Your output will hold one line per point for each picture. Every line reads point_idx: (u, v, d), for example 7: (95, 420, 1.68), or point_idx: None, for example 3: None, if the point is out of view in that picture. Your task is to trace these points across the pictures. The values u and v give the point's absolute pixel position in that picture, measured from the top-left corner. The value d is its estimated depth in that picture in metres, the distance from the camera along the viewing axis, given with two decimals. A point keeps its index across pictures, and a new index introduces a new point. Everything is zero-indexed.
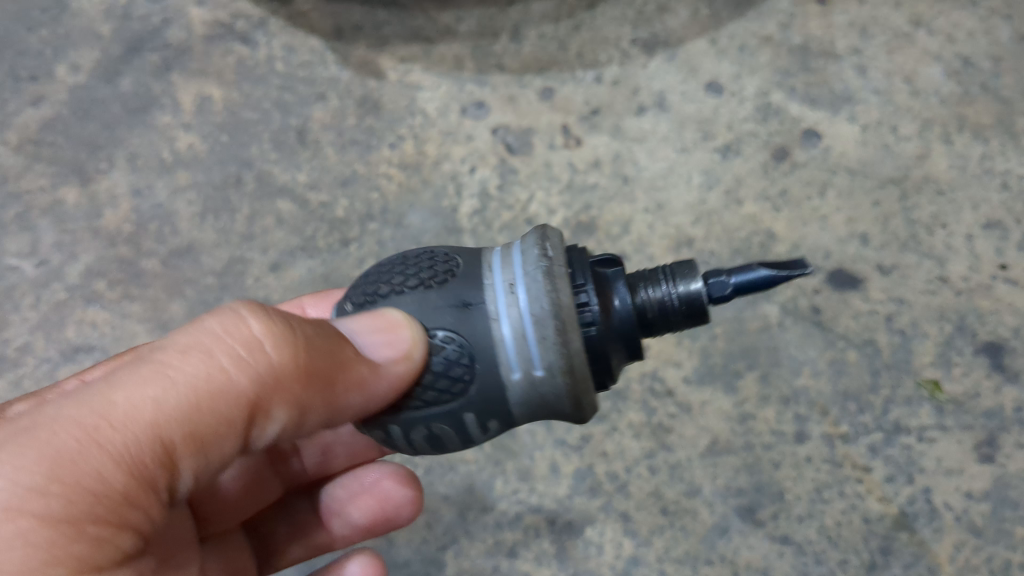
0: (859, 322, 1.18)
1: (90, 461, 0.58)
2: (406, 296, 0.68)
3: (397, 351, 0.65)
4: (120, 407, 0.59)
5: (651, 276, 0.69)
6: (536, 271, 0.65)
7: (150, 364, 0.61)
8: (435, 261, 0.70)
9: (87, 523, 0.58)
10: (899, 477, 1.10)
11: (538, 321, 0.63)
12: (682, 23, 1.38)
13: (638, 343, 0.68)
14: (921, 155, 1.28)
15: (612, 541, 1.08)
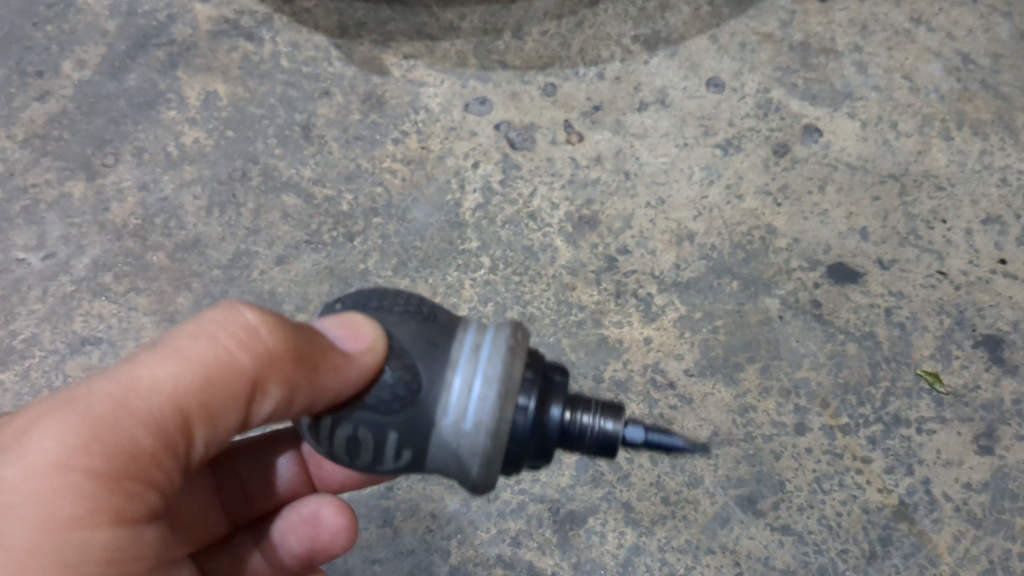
0: (859, 315, 1.19)
1: (123, 425, 0.63)
2: (385, 315, 0.72)
3: (363, 342, 0.68)
4: (142, 377, 0.64)
5: (588, 402, 0.71)
6: (502, 345, 0.68)
7: (165, 344, 0.66)
8: (418, 300, 0.74)
9: (123, 478, 0.63)
10: (899, 468, 1.11)
11: (489, 382, 0.66)
12: (683, 19, 1.40)
13: (553, 452, 0.71)
14: (921, 151, 1.30)
15: (615, 530, 1.09)
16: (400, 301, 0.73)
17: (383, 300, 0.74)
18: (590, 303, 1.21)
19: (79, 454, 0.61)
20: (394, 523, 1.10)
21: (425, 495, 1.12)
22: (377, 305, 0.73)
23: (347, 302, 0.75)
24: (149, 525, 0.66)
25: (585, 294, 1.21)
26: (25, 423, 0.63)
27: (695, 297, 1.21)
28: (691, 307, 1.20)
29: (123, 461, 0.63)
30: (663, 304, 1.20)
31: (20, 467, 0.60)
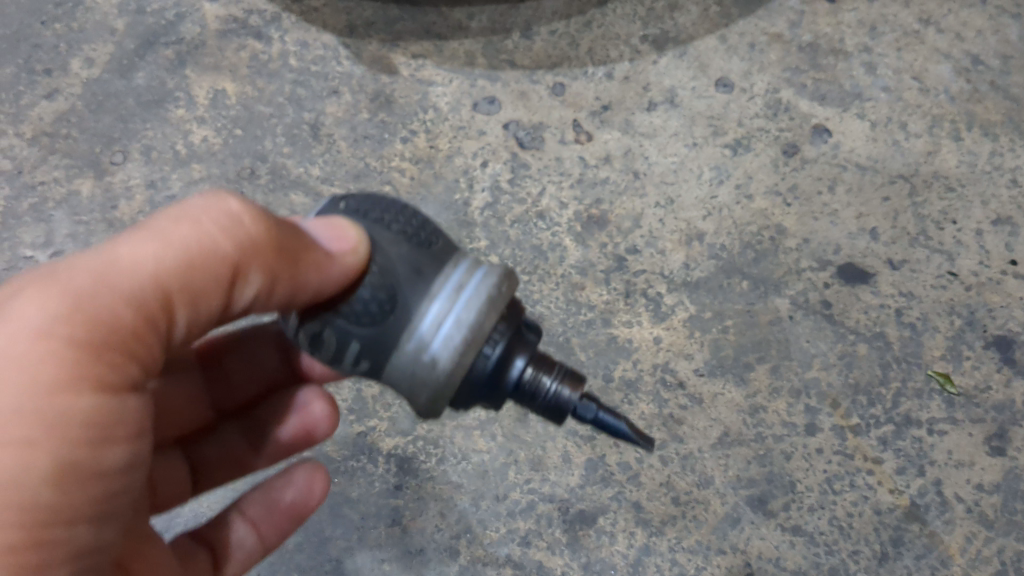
0: (869, 316, 1.19)
1: (105, 298, 0.62)
2: (380, 232, 0.71)
3: (345, 245, 0.68)
4: (124, 255, 0.64)
5: (551, 365, 0.72)
6: (483, 293, 0.68)
7: (147, 227, 0.66)
8: (422, 221, 0.73)
9: (106, 348, 0.62)
10: (910, 469, 1.10)
11: (460, 325, 0.66)
12: (692, 20, 1.39)
13: (502, 397, 0.72)
14: (931, 152, 1.29)
15: (625, 530, 1.08)
16: (401, 218, 0.72)
17: (381, 213, 0.72)
18: (599, 302, 1.20)
19: (61, 317, 0.60)
20: (403, 521, 1.10)
21: (434, 493, 1.11)
22: (379, 217, 0.72)
23: (350, 202, 0.74)
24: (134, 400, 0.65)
25: (594, 293, 1.21)
26: (8, 294, 0.63)
27: (705, 297, 1.20)
28: (700, 307, 1.20)
29: (106, 330, 0.62)
30: (673, 304, 1.20)
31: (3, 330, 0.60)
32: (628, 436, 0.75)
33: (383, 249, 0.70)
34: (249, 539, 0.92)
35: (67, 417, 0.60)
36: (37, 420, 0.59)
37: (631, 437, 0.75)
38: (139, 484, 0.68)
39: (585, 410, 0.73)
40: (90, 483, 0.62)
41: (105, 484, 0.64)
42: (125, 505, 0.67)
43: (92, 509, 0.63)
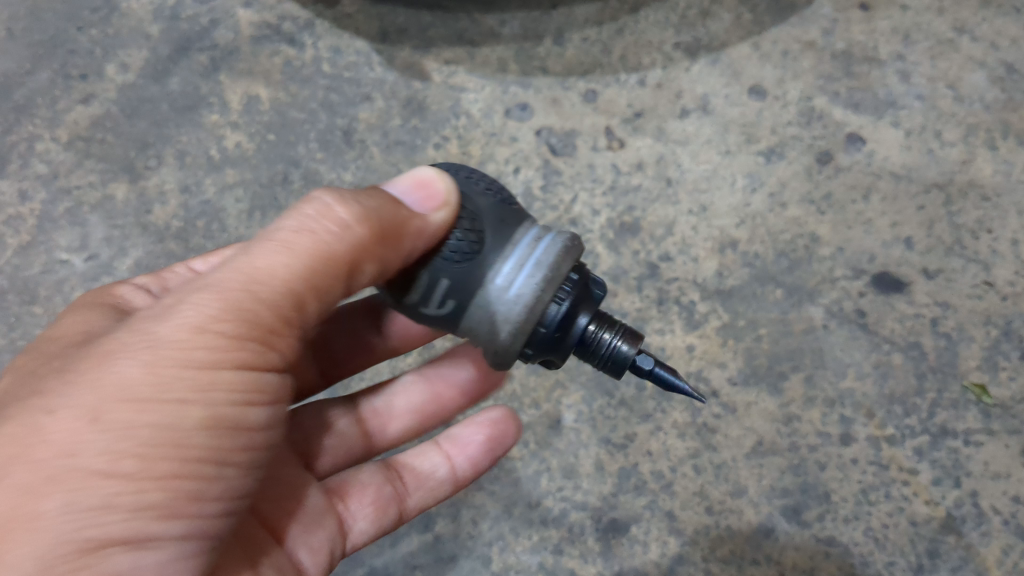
0: (904, 325, 1.18)
1: (246, 299, 0.63)
2: (469, 186, 0.75)
3: (435, 201, 0.71)
4: (261, 260, 0.64)
5: (613, 322, 0.74)
6: (560, 242, 0.71)
7: (279, 230, 0.67)
8: (501, 189, 0.77)
9: (247, 339, 0.63)
10: (947, 480, 1.09)
11: (539, 266, 0.69)
12: (725, 27, 1.39)
13: (563, 353, 0.73)
14: (966, 161, 1.28)
15: (658, 539, 1.08)
16: (485, 181, 0.77)
17: (468, 175, 0.77)
18: (632, 310, 1.20)
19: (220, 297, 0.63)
20: (437, 528, 1.10)
21: (466, 499, 1.11)
22: (468, 180, 0.76)
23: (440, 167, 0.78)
24: (273, 371, 0.67)
25: (627, 301, 1.21)
26: (164, 299, 0.64)
27: (738, 305, 1.20)
28: (734, 315, 1.19)
29: (258, 313, 0.64)
30: (706, 312, 1.20)
31: (169, 311, 0.62)
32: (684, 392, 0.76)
33: (473, 196, 0.74)
34: (442, 472, 0.96)
35: (221, 381, 0.62)
36: (198, 378, 0.61)
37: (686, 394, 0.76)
38: (270, 445, 0.71)
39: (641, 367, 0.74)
40: (235, 436, 0.65)
41: (246, 440, 0.66)
42: (257, 464, 0.69)
43: (234, 462, 0.65)
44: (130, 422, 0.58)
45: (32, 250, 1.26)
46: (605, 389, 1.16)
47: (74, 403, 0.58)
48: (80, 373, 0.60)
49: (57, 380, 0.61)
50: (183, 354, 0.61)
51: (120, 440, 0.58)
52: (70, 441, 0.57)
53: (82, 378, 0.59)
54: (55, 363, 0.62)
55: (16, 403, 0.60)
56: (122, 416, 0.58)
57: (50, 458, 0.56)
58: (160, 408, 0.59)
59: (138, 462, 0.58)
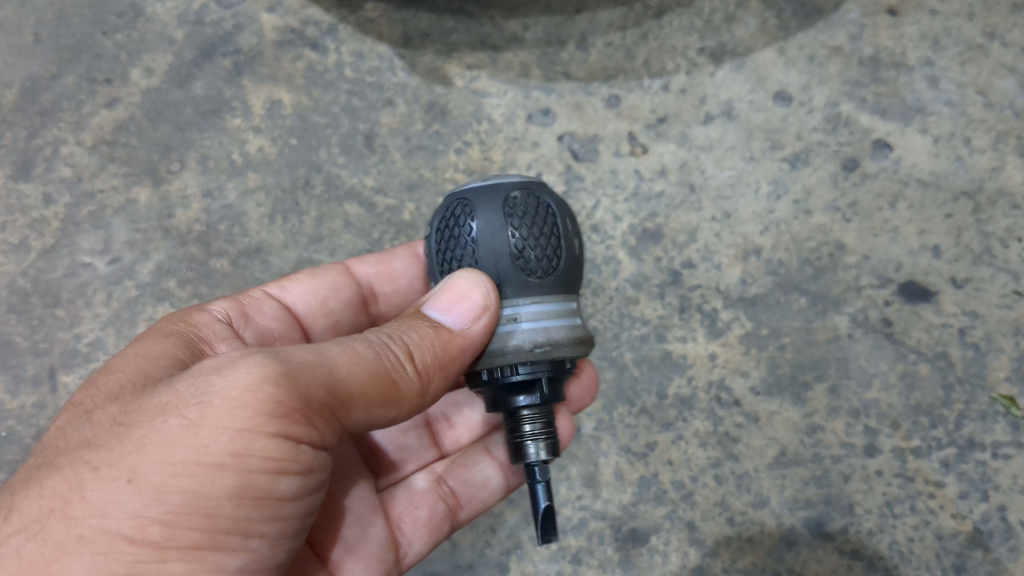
0: (931, 335, 1.16)
1: (301, 382, 0.65)
2: (510, 231, 0.76)
3: (474, 311, 0.73)
4: (321, 354, 0.68)
5: (543, 426, 0.77)
6: (529, 335, 0.74)
7: (344, 340, 0.71)
8: (549, 257, 0.77)
9: (292, 415, 0.64)
10: (974, 494, 1.07)
11: (501, 335, 0.75)
12: (750, 32, 1.36)
13: (496, 408, 0.79)
14: (996, 168, 1.25)
15: (678, 550, 1.08)
16: (537, 232, 0.76)
17: (527, 212, 0.77)
18: (653, 317, 1.19)
19: (265, 376, 0.63)
20: (454, 536, 1.09)
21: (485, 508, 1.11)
22: (520, 232, 0.76)
23: (528, 186, 0.79)
24: (312, 449, 0.68)
25: (648, 308, 1.20)
26: (225, 358, 0.66)
27: (762, 313, 1.18)
28: (757, 323, 1.18)
29: (300, 404, 0.64)
30: (729, 320, 1.18)
31: (220, 376, 0.64)
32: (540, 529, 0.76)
33: (489, 238, 0.75)
34: (493, 481, 1.00)
35: (255, 456, 0.63)
36: (231, 449, 0.62)
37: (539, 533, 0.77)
38: (306, 517, 0.71)
39: (532, 472, 0.77)
40: (263, 508, 0.65)
41: (274, 511, 0.66)
42: (289, 534, 0.70)
43: (260, 533, 0.66)
44: (162, 486, 0.60)
45: (56, 253, 1.26)
46: (625, 397, 1.15)
47: (120, 462, 0.61)
48: (132, 428, 0.63)
49: (113, 432, 0.63)
50: (220, 429, 0.62)
51: (150, 504, 0.59)
52: (109, 499, 0.59)
53: (131, 438, 0.62)
54: (117, 412, 0.65)
55: (74, 451, 0.63)
56: (158, 478, 0.60)
57: (88, 516, 0.59)
58: (192, 478, 0.61)
59: (165, 527, 0.60)
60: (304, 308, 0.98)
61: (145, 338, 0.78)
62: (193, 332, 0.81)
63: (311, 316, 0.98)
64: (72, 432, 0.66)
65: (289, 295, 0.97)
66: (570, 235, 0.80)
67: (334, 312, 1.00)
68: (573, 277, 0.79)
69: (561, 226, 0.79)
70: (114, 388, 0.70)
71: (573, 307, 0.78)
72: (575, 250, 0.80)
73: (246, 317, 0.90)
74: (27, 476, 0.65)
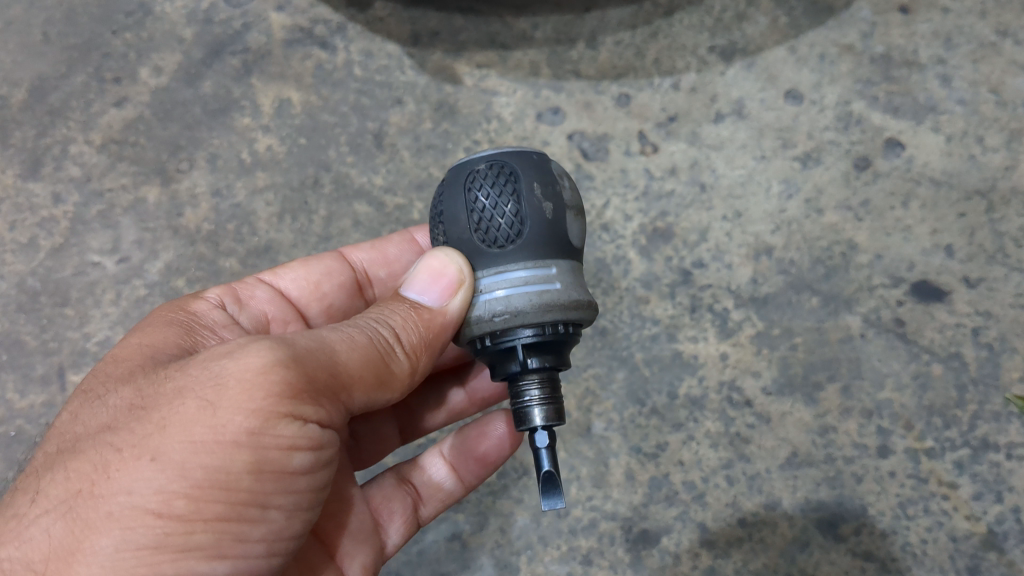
0: (944, 335, 1.15)
1: (309, 364, 0.65)
2: (473, 209, 0.73)
3: (446, 285, 0.73)
4: (324, 340, 0.68)
5: (550, 390, 0.73)
6: (517, 301, 0.71)
7: (342, 329, 0.71)
8: (520, 222, 0.72)
9: (304, 394, 0.64)
10: (988, 495, 1.06)
11: (493, 303, 0.72)
12: (761, 30, 1.36)
13: (498, 375, 0.75)
14: (1009, 167, 1.24)
15: (689, 551, 1.07)
16: (498, 202, 0.72)
17: (490, 185, 0.73)
18: (664, 317, 1.19)
19: (272, 358, 0.63)
20: (463, 536, 1.09)
21: (494, 508, 1.10)
22: (488, 206, 0.72)
23: (498, 155, 0.74)
24: (321, 428, 0.67)
25: (659, 308, 1.19)
26: (233, 342, 0.66)
27: (774, 313, 1.18)
28: (769, 323, 1.17)
29: (308, 384, 0.64)
30: (740, 320, 1.18)
31: (231, 357, 0.63)
32: (541, 493, 0.71)
33: (455, 219, 0.74)
34: (449, 480, 0.96)
35: (270, 432, 0.62)
36: (248, 426, 0.61)
37: (542, 497, 0.71)
38: (319, 491, 0.70)
39: (535, 438, 0.73)
40: (280, 482, 0.64)
41: (290, 484, 0.66)
42: (306, 508, 0.69)
43: (277, 505, 0.65)
44: (185, 463, 0.59)
45: (65, 253, 1.26)
46: (635, 397, 1.14)
47: (141, 442, 0.60)
48: (151, 411, 0.62)
49: (128, 416, 0.63)
50: (235, 408, 0.61)
51: (174, 479, 0.59)
52: (134, 478, 0.58)
53: (150, 417, 0.61)
54: (132, 396, 0.65)
55: (94, 436, 0.62)
56: (179, 455, 0.59)
57: (114, 493, 0.58)
58: (212, 453, 0.60)
59: (189, 501, 0.59)
60: (298, 292, 0.96)
61: (144, 327, 0.77)
62: (194, 320, 0.81)
63: (305, 300, 0.97)
64: (86, 419, 0.66)
65: (282, 280, 0.96)
66: (548, 196, 0.73)
67: (329, 295, 0.98)
68: (550, 239, 0.72)
69: (539, 184, 0.73)
70: (120, 378, 0.69)
71: (552, 271, 0.72)
72: (553, 212, 0.73)
73: (240, 303, 0.90)
74: (47, 463, 0.63)
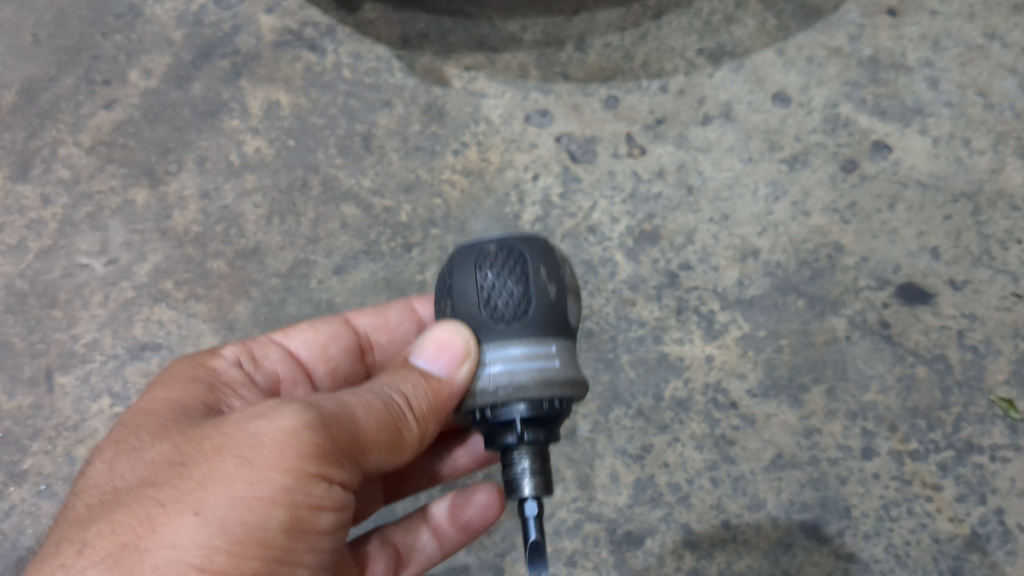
0: (929, 337, 1.15)
1: (336, 426, 0.66)
2: (483, 288, 0.73)
3: (455, 355, 0.73)
4: (346, 402, 0.69)
5: (542, 462, 0.72)
6: (519, 375, 0.71)
7: (362, 393, 0.72)
8: (526, 305, 0.73)
9: (333, 455, 0.65)
10: (972, 497, 1.06)
11: (497, 376, 0.72)
12: (749, 33, 1.37)
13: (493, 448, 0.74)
14: (996, 169, 1.25)
15: (673, 553, 1.07)
16: (507, 283, 0.73)
17: (500, 266, 0.73)
18: (650, 319, 1.19)
19: (305, 420, 0.64)
20: None
21: None
22: (496, 287, 0.73)
23: (507, 239, 0.75)
24: (343, 490, 0.68)
25: (645, 310, 1.19)
26: (265, 403, 0.67)
27: (759, 315, 1.18)
28: (754, 326, 1.18)
29: (338, 446, 0.66)
30: (726, 322, 1.18)
31: (265, 419, 0.64)
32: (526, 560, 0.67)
33: (462, 294, 0.74)
34: (432, 544, 0.96)
35: (303, 491, 0.63)
36: (284, 485, 0.62)
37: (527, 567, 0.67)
38: (336, 551, 0.71)
39: (524, 508, 0.70)
40: (308, 540, 0.65)
41: (315, 543, 0.66)
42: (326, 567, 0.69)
43: (305, 564, 0.66)
44: (227, 519, 0.60)
45: (53, 254, 1.26)
46: (622, 399, 1.15)
47: (182, 497, 0.60)
48: (190, 467, 0.62)
49: (166, 473, 0.63)
50: (271, 467, 0.62)
51: (217, 535, 0.59)
52: (178, 533, 0.59)
53: (190, 475, 0.62)
54: (167, 453, 0.65)
55: (132, 491, 0.62)
56: (220, 511, 0.60)
57: (159, 547, 0.58)
58: (250, 511, 0.61)
59: (230, 556, 0.59)
60: (307, 353, 0.96)
61: (165, 383, 0.78)
62: (213, 378, 0.82)
63: (313, 361, 0.96)
64: (120, 472, 0.65)
65: (292, 340, 0.96)
66: (552, 279, 0.74)
67: (336, 357, 0.98)
68: (553, 320, 0.73)
69: (546, 270, 0.74)
70: (146, 435, 0.69)
71: (552, 349, 0.73)
72: (557, 296, 0.74)
73: (254, 362, 0.90)
74: (81, 518, 0.63)
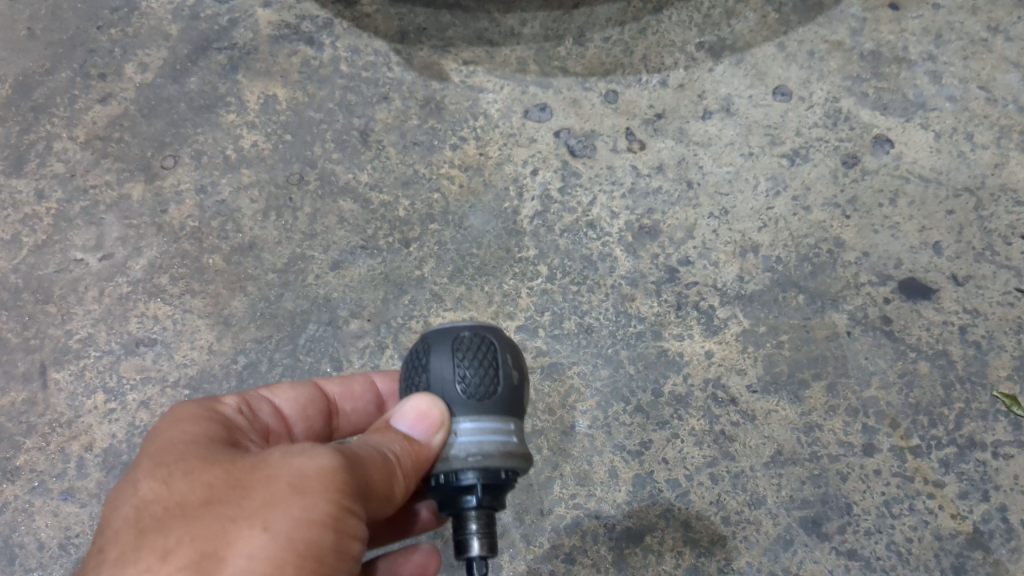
0: (931, 333, 1.14)
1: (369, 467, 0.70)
2: (459, 366, 0.76)
3: (432, 425, 0.74)
4: (370, 445, 0.72)
5: (490, 526, 0.75)
6: (488, 445, 0.74)
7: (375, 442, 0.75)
8: (497, 386, 0.76)
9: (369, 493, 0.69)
10: (974, 494, 1.05)
11: (466, 446, 0.74)
12: (750, 27, 1.36)
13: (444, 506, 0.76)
14: (999, 164, 1.24)
15: (673, 549, 1.05)
16: (481, 365, 0.76)
17: (474, 349, 0.77)
18: (650, 315, 1.18)
19: (341, 460, 0.68)
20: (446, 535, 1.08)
21: None
22: (470, 365, 0.76)
23: (479, 327, 0.79)
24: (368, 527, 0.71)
25: (645, 305, 1.18)
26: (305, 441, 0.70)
27: (759, 310, 1.17)
28: (755, 321, 1.17)
29: (366, 483, 0.69)
30: (726, 317, 1.17)
31: (309, 454, 0.67)
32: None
33: (436, 372, 0.77)
34: None
35: (348, 523, 0.66)
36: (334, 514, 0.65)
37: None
38: None
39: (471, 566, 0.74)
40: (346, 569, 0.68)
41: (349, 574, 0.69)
42: None
43: None
44: (292, 537, 0.63)
45: (47, 249, 1.25)
46: (621, 395, 1.14)
47: (249, 515, 0.63)
48: (250, 489, 0.65)
49: (222, 495, 0.65)
50: (324, 494, 0.65)
51: (284, 551, 0.62)
52: (250, 547, 0.62)
53: (251, 496, 0.64)
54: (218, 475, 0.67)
55: (196, 506, 0.64)
56: (286, 530, 0.63)
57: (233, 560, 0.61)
58: (310, 532, 0.64)
59: (297, 570, 0.63)
60: (289, 411, 0.91)
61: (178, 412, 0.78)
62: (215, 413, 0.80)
63: (294, 420, 0.91)
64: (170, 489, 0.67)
65: (278, 397, 0.90)
66: (515, 366, 0.79)
67: (312, 420, 0.93)
68: (515, 405, 0.77)
69: (512, 359, 0.78)
70: (191, 452, 0.70)
71: (513, 429, 0.76)
72: (519, 381, 0.78)
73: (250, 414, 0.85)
74: (146, 529, 0.64)
